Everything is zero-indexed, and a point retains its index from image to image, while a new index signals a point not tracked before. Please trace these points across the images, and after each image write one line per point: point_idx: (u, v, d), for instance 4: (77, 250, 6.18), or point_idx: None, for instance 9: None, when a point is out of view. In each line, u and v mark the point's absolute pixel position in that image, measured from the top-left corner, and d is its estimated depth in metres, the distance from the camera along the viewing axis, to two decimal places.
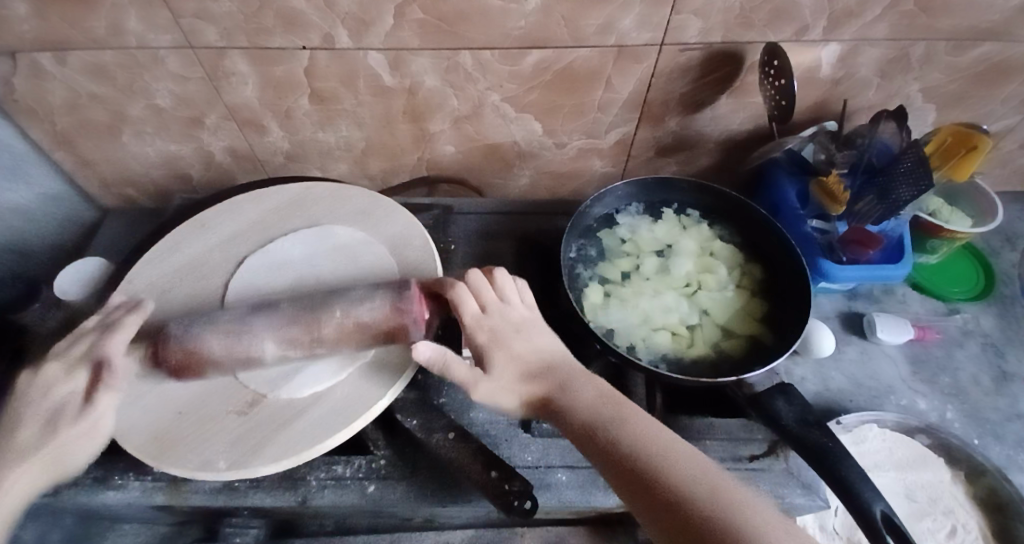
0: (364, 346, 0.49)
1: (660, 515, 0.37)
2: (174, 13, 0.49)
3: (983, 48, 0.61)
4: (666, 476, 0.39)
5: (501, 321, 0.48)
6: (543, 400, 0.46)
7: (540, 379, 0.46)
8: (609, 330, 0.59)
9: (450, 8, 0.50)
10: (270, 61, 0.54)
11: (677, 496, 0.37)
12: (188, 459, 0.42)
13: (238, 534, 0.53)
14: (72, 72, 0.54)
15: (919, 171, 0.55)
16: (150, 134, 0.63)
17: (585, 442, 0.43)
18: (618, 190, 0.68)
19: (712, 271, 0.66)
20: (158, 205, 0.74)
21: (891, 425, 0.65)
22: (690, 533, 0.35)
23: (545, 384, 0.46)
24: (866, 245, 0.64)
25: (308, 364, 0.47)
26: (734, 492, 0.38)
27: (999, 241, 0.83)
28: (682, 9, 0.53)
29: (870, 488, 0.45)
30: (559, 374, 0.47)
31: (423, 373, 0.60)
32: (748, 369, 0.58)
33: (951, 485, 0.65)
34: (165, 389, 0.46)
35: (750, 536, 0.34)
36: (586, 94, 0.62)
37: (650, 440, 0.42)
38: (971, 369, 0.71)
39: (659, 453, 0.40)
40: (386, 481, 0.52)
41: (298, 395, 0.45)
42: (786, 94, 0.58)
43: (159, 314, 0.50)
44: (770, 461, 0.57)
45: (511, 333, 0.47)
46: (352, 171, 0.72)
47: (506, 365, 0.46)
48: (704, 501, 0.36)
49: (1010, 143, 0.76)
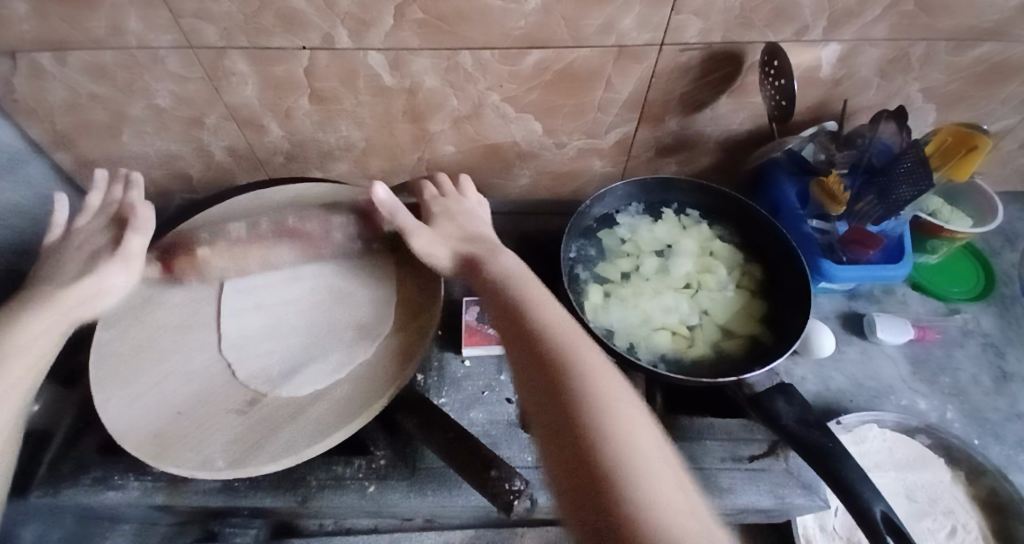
0: (366, 347, 0.49)
1: (554, 427, 0.36)
2: (174, 13, 0.49)
3: (983, 48, 0.61)
4: (580, 402, 0.36)
5: (450, 205, 0.55)
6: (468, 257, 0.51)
7: (466, 240, 0.52)
8: (609, 330, 0.59)
9: (450, 8, 0.50)
10: (269, 62, 0.54)
11: (580, 427, 0.35)
12: (186, 458, 0.42)
13: (237, 534, 0.53)
14: (73, 72, 0.54)
15: (919, 171, 0.55)
16: (150, 133, 0.63)
17: (521, 351, 0.41)
18: (618, 190, 0.68)
19: (712, 271, 0.66)
20: (158, 205, 0.75)
21: (891, 425, 0.65)
22: (574, 468, 0.33)
23: (475, 246, 0.52)
24: (867, 245, 0.64)
25: (306, 362, 0.48)
26: (639, 437, 0.34)
27: (999, 241, 0.83)
28: (682, 9, 0.53)
29: (870, 488, 0.45)
30: (478, 240, 0.53)
31: (423, 374, 0.60)
32: (748, 369, 0.58)
33: (952, 485, 0.65)
34: (165, 388, 0.46)
35: (627, 479, 0.31)
36: (586, 94, 0.62)
37: (586, 372, 0.38)
38: (971, 369, 0.71)
39: (581, 378, 0.38)
40: (386, 482, 0.52)
41: (300, 392, 0.46)
42: (786, 93, 0.58)
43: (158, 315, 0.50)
44: (770, 461, 0.57)
45: (458, 209, 0.55)
46: (352, 171, 0.72)
47: (450, 226, 0.53)
48: (601, 432, 0.34)
49: (1010, 144, 0.76)
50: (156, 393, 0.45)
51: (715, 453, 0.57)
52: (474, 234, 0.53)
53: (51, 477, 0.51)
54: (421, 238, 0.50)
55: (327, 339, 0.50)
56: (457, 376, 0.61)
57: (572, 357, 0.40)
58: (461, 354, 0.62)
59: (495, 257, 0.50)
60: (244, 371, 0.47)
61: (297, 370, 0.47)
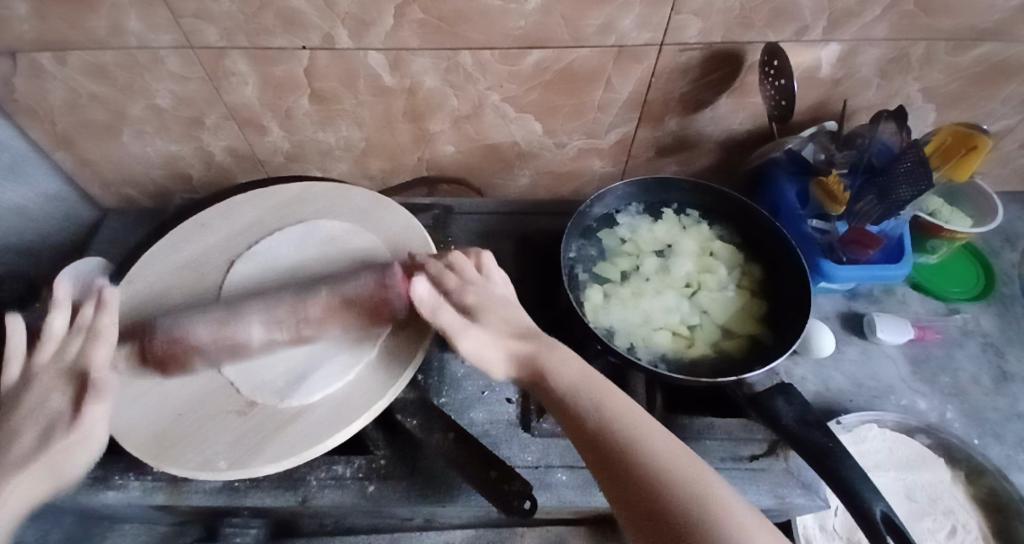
0: (366, 346, 0.49)
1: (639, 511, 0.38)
2: (174, 13, 0.49)
3: (983, 48, 0.61)
4: (657, 481, 0.39)
5: (482, 291, 0.51)
6: (523, 360, 0.48)
7: (518, 339, 0.49)
8: (610, 330, 0.59)
9: (449, 8, 0.50)
10: (269, 61, 0.54)
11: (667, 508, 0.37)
12: (187, 458, 0.42)
13: (238, 534, 0.53)
14: (73, 72, 0.54)
15: (919, 172, 0.55)
16: (151, 134, 0.63)
17: (579, 434, 0.44)
18: (618, 190, 0.68)
19: (711, 272, 0.66)
20: (158, 205, 0.75)
21: (891, 425, 0.65)
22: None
23: (526, 342, 0.49)
24: (865, 244, 0.64)
25: (313, 368, 0.47)
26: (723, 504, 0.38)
27: (999, 241, 0.83)
28: (682, 9, 0.53)
29: (870, 488, 0.45)
30: (534, 337, 0.50)
31: (423, 373, 0.60)
32: (748, 369, 0.58)
33: (951, 485, 0.65)
34: (165, 388, 0.46)
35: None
36: (586, 94, 0.62)
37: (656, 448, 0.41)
38: (971, 369, 0.71)
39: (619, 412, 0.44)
40: (385, 482, 0.52)
41: (310, 398, 0.45)
42: (786, 93, 0.59)
43: (153, 313, 0.50)
44: (770, 461, 0.57)
45: (493, 297, 0.51)
46: (353, 172, 0.72)
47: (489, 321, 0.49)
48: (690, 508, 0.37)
49: (1010, 144, 0.76)
50: (156, 393, 0.46)
51: (715, 453, 0.57)
52: (522, 329, 0.50)
53: None
54: (466, 340, 0.47)
55: (331, 345, 0.49)
56: (457, 375, 0.61)
57: (626, 421, 0.44)
58: (461, 354, 0.62)
59: (546, 352, 0.48)
60: (249, 387, 0.46)
61: (303, 379, 0.46)
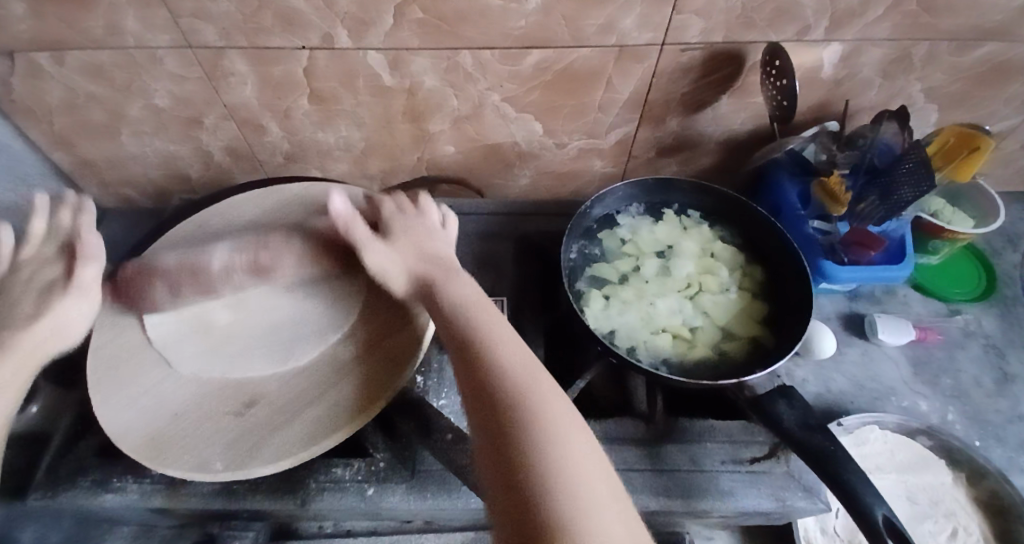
0: (367, 362, 0.48)
1: (503, 478, 0.33)
2: (172, 13, 0.48)
3: (986, 48, 0.60)
4: (518, 426, 0.35)
5: (410, 225, 0.52)
6: (428, 279, 0.47)
7: (424, 259, 0.49)
8: (611, 332, 0.59)
9: (450, 8, 0.50)
10: (268, 62, 0.54)
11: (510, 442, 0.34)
12: (187, 460, 0.42)
13: (237, 537, 0.52)
14: (72, 71, 0.54)
15: (920, 173, 0.55)
16: (149, 133, 0.62)
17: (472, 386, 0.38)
18: (619, 191, 0.68)
19: (713, 273, 0.65)
20: (157, 205, 0.74)
21: (892, 427, 0.64)
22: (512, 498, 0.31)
23: (433, 266, 0.49)
24: (868, 246, 0.64)
25: (318, 400, 0.45)
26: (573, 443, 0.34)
27: (1001, 242, 0.83)
28: (683, 9, 0.52)
29: (872, 492, 0.45)
30: (439, 259, 0.49)
31: (423, 375, 0.60)
32: (749, 371, 0.58)
33: (953, 488, 0.64)
34: (159, 392, 0.45)
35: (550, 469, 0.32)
36: (586, 94, 0.61)
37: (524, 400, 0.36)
38: (973, 370, 0.70)
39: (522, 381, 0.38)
40: (385, 484, 0.52)
41: (307, 415, 0.45)
42: (787, 94, 0.59)
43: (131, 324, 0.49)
44: (771, 464, 0.56)
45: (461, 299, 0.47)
46: (352, 172, 0.71)
47: (410, 244, 0.50)
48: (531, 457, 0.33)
49: (1013, 144, 0.76)
50: (152, 396, 0.45)
51: (716, 455, 0.57)
52: (436, 256, 0.50)
53: (51, 479, 0.51)
54: (372, 254, 0.48)
55: (337, 374, 0.47)
56: None
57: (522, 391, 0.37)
58: None
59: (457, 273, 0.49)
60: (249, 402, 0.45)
61: (310, 405, 0.45)
